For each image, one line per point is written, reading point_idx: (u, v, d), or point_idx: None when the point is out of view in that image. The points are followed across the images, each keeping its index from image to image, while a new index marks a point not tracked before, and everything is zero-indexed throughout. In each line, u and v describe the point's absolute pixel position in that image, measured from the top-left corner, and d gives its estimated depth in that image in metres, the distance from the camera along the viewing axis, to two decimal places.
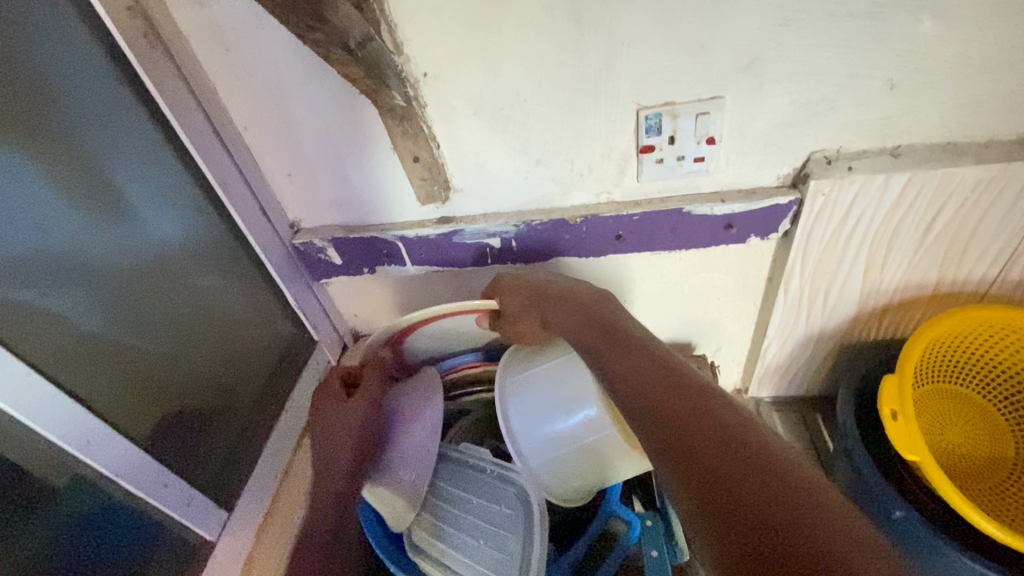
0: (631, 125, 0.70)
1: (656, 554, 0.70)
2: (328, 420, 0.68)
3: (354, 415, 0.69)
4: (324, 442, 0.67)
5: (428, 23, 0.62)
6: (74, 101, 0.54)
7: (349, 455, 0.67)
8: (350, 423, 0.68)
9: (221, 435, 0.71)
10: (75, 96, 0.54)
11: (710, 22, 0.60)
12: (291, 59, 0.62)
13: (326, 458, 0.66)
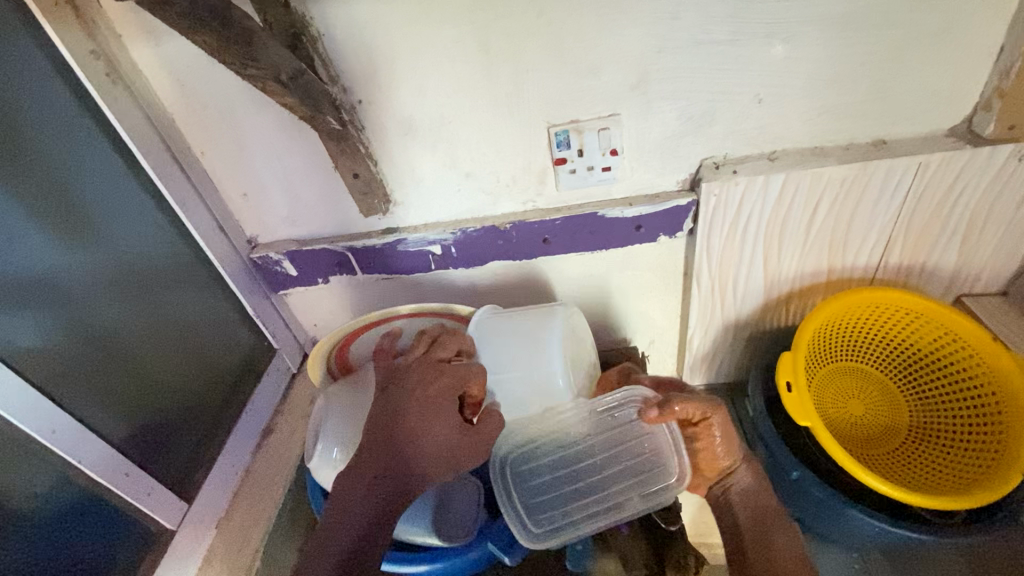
0: (545, 141, 0.77)
1: (580, 544, 0.75)
2: (408, 422, 0.66)
3: (428, 415, 0.67)
4: (397, 443, 0.65)
5: (357, 57, 0.69)
6: (44, 136, 0.65)
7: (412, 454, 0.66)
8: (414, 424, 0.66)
9: (190, 428, 0.83)
10: (46, 130, 0.65)
11: (599, 48, 0.68)
12: (244, 98, 0.73)
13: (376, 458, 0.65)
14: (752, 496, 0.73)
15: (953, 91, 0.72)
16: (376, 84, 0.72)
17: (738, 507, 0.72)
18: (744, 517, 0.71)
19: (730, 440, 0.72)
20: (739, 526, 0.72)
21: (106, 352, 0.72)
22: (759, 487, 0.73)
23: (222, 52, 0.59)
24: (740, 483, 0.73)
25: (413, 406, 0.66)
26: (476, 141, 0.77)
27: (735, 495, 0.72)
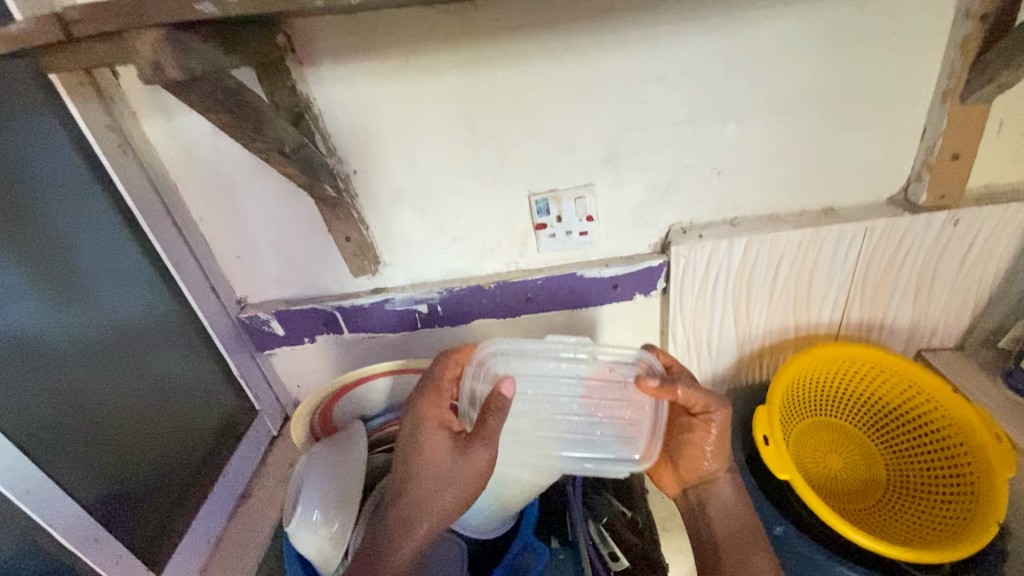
0: (526, 208, 0.83)
1: None
2: (421, 499, 0.63)
3: (444, 480, 0.63)
4: (406, 525, 0.62)
5: (354, 133, 0.76)
6: (54, 199, 0.67)
7: (427, 526, 0.63)
8: (427, 499, 0.63)
9: (159, 505, 0.79)
10: (57, 194, 0.67)
11: (572, 127, 0.76)
12: (245, 166, 0.79)
13: (388, 535, 0.62)
14: (725, 503, 0.74)
15: (887, 166, 0.81)
16: (370, 156, 0.78)
17: (713, 511, 0.74)
18: (714, 524, 0.73)
19: (718, 441, 0.72)
20: (710, 533, 0.73)
21: (77, 433, 0.69)
22: (735, 490, 0.75)
23: (232, 129, 0.62)
24: (716, 484, 0.75)
25: (428, 484, 0.63)
26: (462, 207, 0.83)
27: (710, 497, 0.74)
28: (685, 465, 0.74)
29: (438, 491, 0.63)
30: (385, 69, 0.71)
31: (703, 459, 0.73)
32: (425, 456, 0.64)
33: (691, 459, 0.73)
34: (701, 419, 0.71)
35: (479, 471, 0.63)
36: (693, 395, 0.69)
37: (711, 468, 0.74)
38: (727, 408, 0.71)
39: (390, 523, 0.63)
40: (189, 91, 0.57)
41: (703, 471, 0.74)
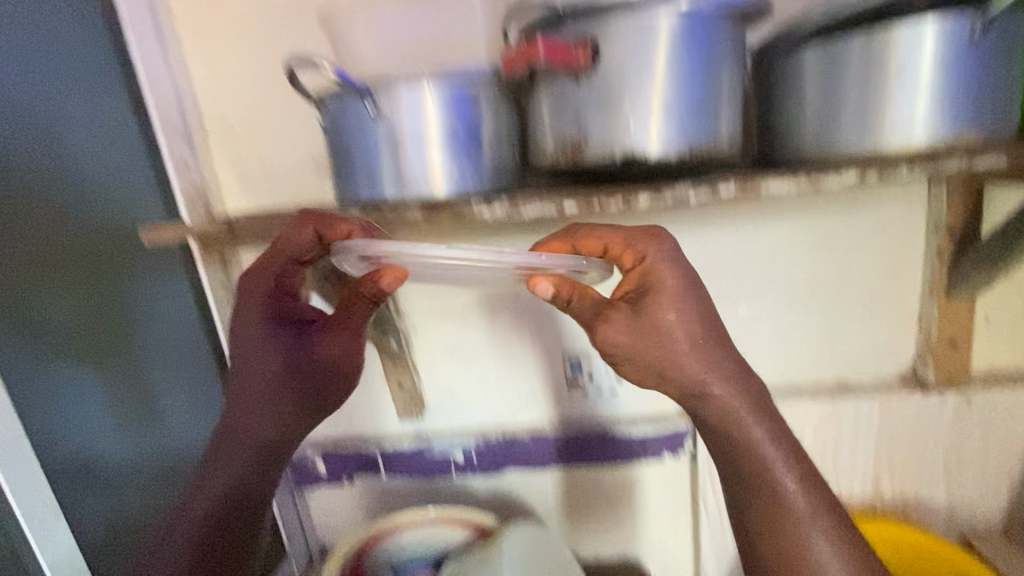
0: (561, 365, 0.93)
1: None
2: (240, 436, 0.67)
3: (283, 405, 0.67)
4: (231, 459, 0.67)
5: (417, 297, 0.91)
6: (157, 342, 0.84)
7: (249, 451, 0.67)
8: (245, 441, 0.67)
9: None
10: (161, 338, 0.85)
11: (603, 300, 0.89)
12: (324, 320, 0.92)
13: (215, 456, 0.67)
14: (792, 464, 0.58)
15: (896, 346, 0.89)
16: (428, 315, 0.92)
17: (770, 508, 0.57)
18: (771, 498, 0.57)
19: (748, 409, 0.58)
20: (781, 497, 0.57)
21: (125, 541, 0.78)
22: (801, 470, 0.59)
23: (330, 298, 0.75)
24: (770, 485, 0.58)
25: (244, 419, 0.67)
26: (504, 360, 0.94)
27: (754, 498, 0.58)
28: (730, 459, 0.58)
29: (259, 362, 0.65)
30: (449, 248, 0.88)
31: (734, 432, 0.57)
32: (265, 353, 0.65)
33: (732, 449, 0.59)
34: (661, 353, 0.55)
35: (333, 356, 0.65)
36: (617, 316, 0.55)
37: (756, 443, 0.58)
38: (671, 313, 0.55)
39: (207, 462, 0.67)
40: (313, 276, 0.71)
41: (742, 466, 0.58)
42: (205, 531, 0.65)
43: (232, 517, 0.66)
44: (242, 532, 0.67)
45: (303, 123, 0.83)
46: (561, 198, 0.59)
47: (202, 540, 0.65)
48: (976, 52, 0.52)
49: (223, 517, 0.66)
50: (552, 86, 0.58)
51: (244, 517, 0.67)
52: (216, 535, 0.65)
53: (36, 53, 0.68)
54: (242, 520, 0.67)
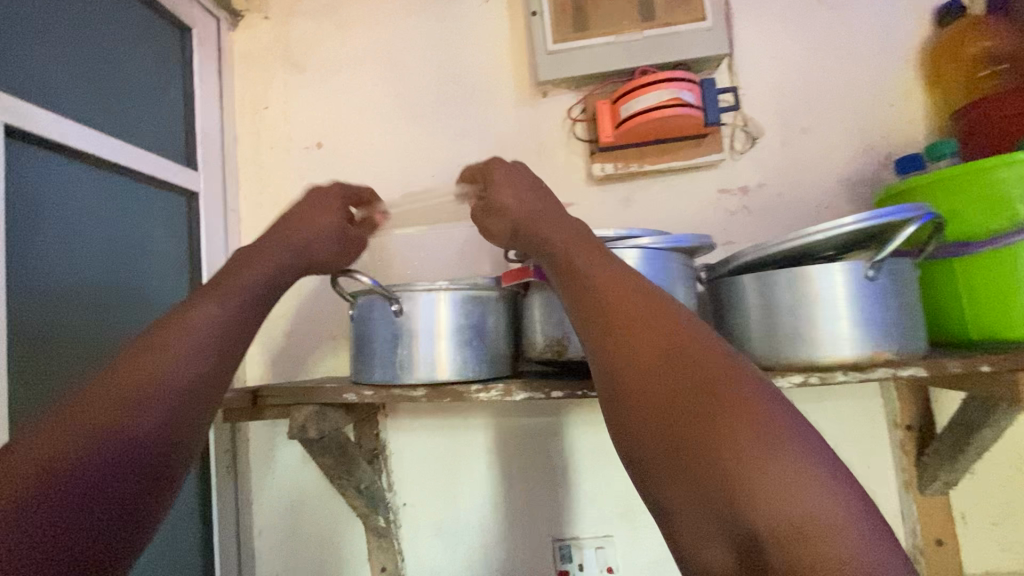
0: (552, 551, 0.93)
1: None
2: (158, 358, 0.47)
3: (218, 319, 0.53)
4: (140, 379, 0.45)
5: (411, 472, 0.95)
6: (178, 520, 0.89)
7: (175, 374, 0.47)
8: (168, 367, 0.47)
9: None
10: (181, 516, 0.89)
11: (592, 483, 0.92)
12: (318, 490, 0.99)
13: (114, 385, 0.44)
14: (756, 467, 0.35)
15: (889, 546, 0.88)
16: (420, 491, 0.95)
17: (716, 540, 0.36)
18: (719, 527, 0.35)
19: (677, 389, 0.41)
20: (736, 526, 0.35)
21: None
22: (771, 475, 0.35)
23: (329, 469, 0.79)
24: (716, 504, 0.36)
25: (169, 341, 0.49)
26: (490, 541, 0.94)
27: (691, 526, 0.37)
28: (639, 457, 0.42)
29: (328, 239, 0.71)
30: (445, 424, 0.95)
31: (643, 426, 0.42)
32: (329, 220, 0.72)
33: (627, 410, 0.43)
34: (548, 218, 0.60)
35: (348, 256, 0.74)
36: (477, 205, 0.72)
37: (692, 446, 0.38)
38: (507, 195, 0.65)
39: (86, 392, 0.43)
40: (316, 446, 0.75)
41: (661, 476, 0.39)
42: (75, 491, 0.38)
43: (118, 473, 0.41)
44: (124, 512, 0.41)
45: (328, 314, 1.02)
46: (550, 388, 0.67)
47: (101, 488, 0.40)
48: (876, 285, 0.66)
49: (112, 482, 0.40)
50: (542, 294, 0.71)
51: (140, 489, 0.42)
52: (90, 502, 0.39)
53: (134, 249, 0.85)
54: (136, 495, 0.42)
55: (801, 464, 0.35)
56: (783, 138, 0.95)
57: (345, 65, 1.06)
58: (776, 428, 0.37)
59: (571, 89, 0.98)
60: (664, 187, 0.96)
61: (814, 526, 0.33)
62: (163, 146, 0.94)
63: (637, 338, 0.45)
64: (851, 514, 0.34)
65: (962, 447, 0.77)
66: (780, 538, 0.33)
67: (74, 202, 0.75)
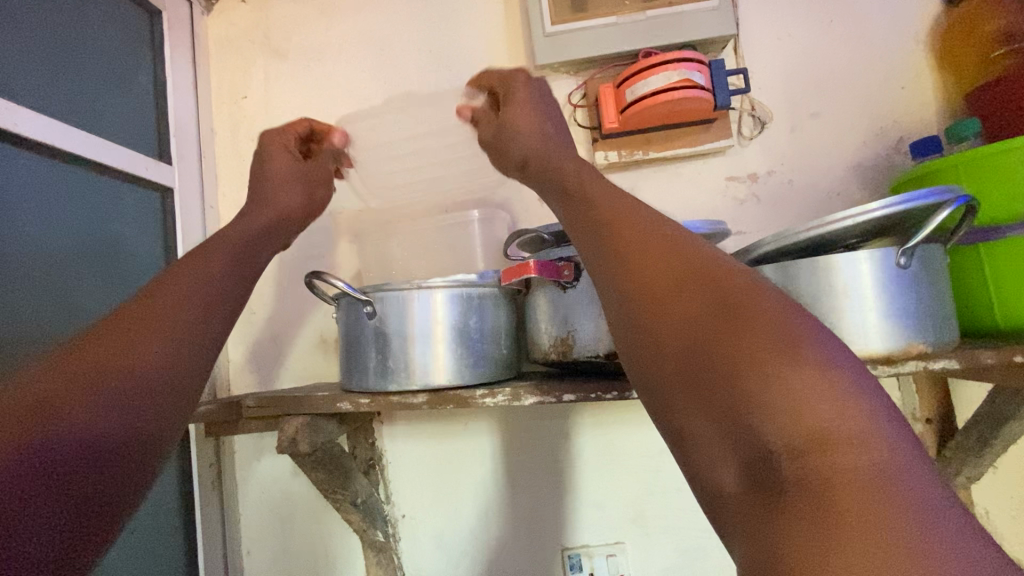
0: (560, 561, 0.88)
1: None
2: (150, 326, 0.45)
3: (191, 314, 0.49)
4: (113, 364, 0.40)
5: (410, 482, 0.90)
6: (159, 538, 0.82)
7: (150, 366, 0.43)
8: (142, 358, 0.42)
9: None
10: (161, 535, 0.83)
11: (602, 489, 0.88)
12: (310, 502, 0.93)
13: (79, 366, 0.39)
14: (784, 374, 0.30)
15: None
16: (420, 502, 0.90)
17: (725, 455, 0.31)
18: (728, 441, 0.31)
19: (689, 303, 0.35)
20: (751, 439, 0.30)
21: None
22: (801, 383, 0.30)
23: (322, 482, 0.73)
24: (725, 417, 0.31)
25: (162, 311, 0.47)
26: (495, 553, 0.89)
27: (698, 444, 0.32)
28: (646, 380, 0.36)
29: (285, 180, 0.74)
30: (444, 431, 0.90)
31: (647, 346, 0.36)
32: (283, 168, 0.75)
33: (632, 328, 0.38)
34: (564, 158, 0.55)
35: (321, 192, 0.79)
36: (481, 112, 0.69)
37: (707, 356, 0.33)
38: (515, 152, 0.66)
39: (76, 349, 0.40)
40: (307, 460, 0.69)
41: (668, 394, 0.34)
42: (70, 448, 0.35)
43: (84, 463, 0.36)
44: (117, 477, 0.38)
45: (316, 315, 0.96)
46: (561, 391, 0.62)
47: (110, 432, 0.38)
48: (907, 275, 0.62)
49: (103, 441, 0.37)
50: (547, 289, 0.66)
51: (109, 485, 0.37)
52: (50, 496, 0.33)
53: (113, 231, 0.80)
54: (115, 469, 0.38)
55: (834, 371, 0.30)
56: (793, 122, 0.91)
57: (329, 51, 0.99)
58: (805, 337, 0.32)
59: (571, 74, 0.94)
60: (670, 176, 0.91)
61: (844, 437, 0.28)
62: (132, 138, 0.87)
63: (648, 254, 0.39)
64: (890, 434, 0.29)
65: (986, 440, 0.74)
66: (801, 451, 0.28)
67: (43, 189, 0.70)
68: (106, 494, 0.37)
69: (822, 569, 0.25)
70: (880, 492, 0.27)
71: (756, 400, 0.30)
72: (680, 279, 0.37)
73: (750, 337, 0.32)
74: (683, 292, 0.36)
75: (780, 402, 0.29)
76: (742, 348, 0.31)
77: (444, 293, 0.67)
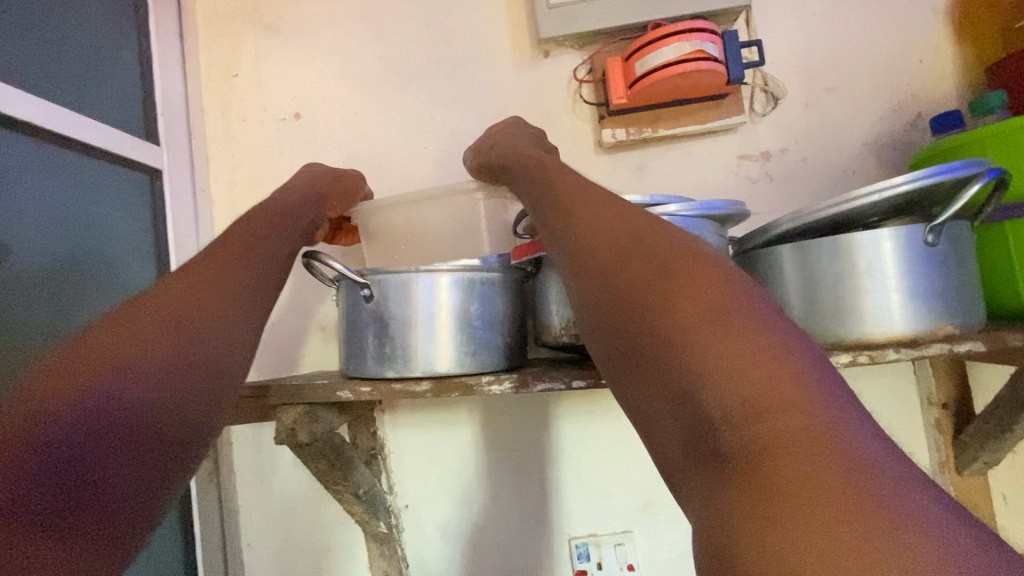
0: (567, 550, 0.87)
1: None
2: (187, 300, 0.47)
3: (214, 306, 0.49)
4: (126, 354, 0.41)
5: (413, 472, 0.88)
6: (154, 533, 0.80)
7: (169, 355, 0.43)
8: (178, 333, 0.44)
9: None
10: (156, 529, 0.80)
11: (609, 476, 0.86)
12: (311, 493, 0.91)
13: (104, 350, 0.40)
14: (723, 348, 0.34)
15: None
16: (423, 492, 0.88)
17: (675, 427, 0.34)
18: (677, 414, 0.34)
19: (648, 288, 0.39)
20: (691, 409, 0.33)
21: None
22: (737, 355, 0.33)
23: (324, 473, 0.71)
24: (674, 392, 0.35)
25: (190, 289, 0.49)
26: (501, 542, 0.88)
27: (655, 419, 0.36)
28: (615, 364, 0.41)
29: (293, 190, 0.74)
30: (447, 419, 0.87)
31: (615, 332, 0.41)
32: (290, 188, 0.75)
33: (602, 315, 0.42)
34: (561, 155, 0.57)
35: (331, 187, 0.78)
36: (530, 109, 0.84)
37: (661, 339, 0.37)
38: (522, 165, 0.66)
39: (125, 321, 0.43)
40: (307, 451, 0.67)
41: (631, 375, 0.39)
42: (133, 410, 0.39)
43: (121, 451, 0.37)
44: (181, 433, 0.41)
45: (314, 301, 0.93)
46: (572, 377, 0.59)
47: (167, 394, 0.41)
48: (934, 253, 0.59)
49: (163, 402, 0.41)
50: (557, 269, 0.64)
51: (150, 469, 0.38)
52: (105, 461, 0.36)
53: (106, 216, 0.78)
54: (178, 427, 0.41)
55: (777, 349, 0.34)
56: (807, 98, 0.88)
57: (322, 26, 0.95)
58: (752, 319, 0.35)
59: (576, 48, 0.90)
60: (680, 154, 0.88)
61: (778, 401, 0.31)
62: (118, 118, 0.83)
63: (618, 245, 0.43)
64: (827, 400, 0.31)
65: (1007, 424, 0.71)
66: (739, 418, 0.31)
67: (32, 173, 0.67)
68: (147, 478, 0.38)
69: (749, 521, 0.29)
70: (807, 447, 0.29)
71: (696, 375, 0.34)
72: (643, 267, 0.40)
73: (696, 320, 0.36)
74: (644, 279, 0.40)
75: (716, 375, 0.33)
76: (687, 331, 0.35)
77: (449, 276, 0.64)
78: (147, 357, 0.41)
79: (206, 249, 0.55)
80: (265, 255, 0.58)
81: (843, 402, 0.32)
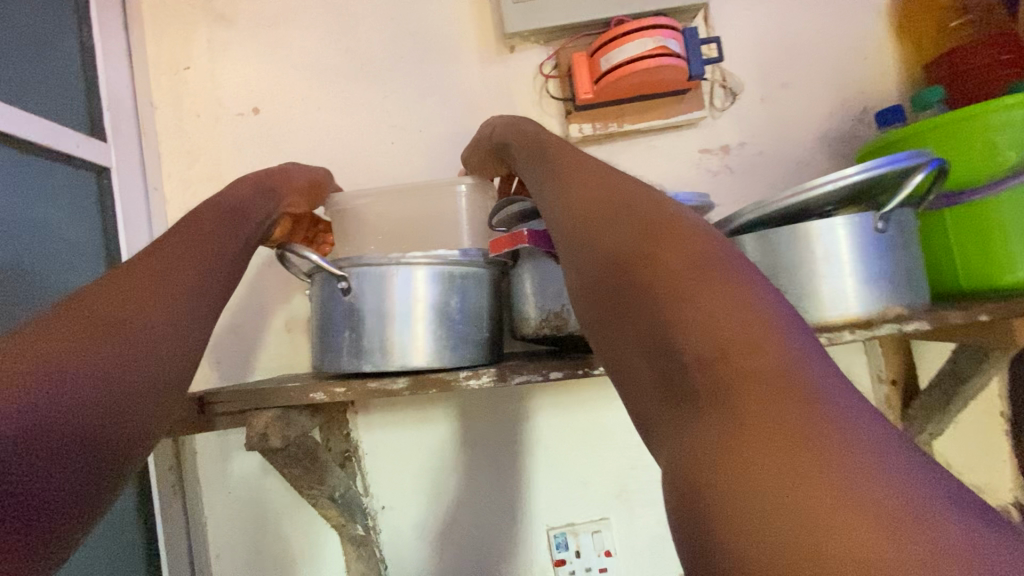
0: (545, 541, 0.88)
1: None
2: (133, 296, 0.45)
3: (166, 303, 0.46)
4: (69, 351, 0.37)
5: (390, 471, 0.87)
6: (115, 548, 0.76)
7: (123, 348, 0.41)
8: (128, 328, 0.42)
9: None
10: (117, 544, 0.77)
11: (585, 466, 0.87)
12: (282, 499, 0.89)
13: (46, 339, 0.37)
14: (696, 295, 0.34)
15: None
16: (399, 491, 0.87)
17: (648, 375, 0.34)
18: (651, 363, 0.34)
19: (624, 245, 0.39)
20: (667, 358, 0.33)
21: None
22: (710, 302, 0.33)
23: (297, 478, 0.69)
24: (649, 342, 0.34)
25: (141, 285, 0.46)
26: (479, 537, 0.88)
27: (628, 370, 0.36)
28: (590, 320, 0.40)
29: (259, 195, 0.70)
30: (422, 417, 0.87)
31: (591, 289, 0.40)
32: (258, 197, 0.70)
33: (580, 273, 0.42)
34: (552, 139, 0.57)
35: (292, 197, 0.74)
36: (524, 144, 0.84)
37: (636, 291, 0.36)
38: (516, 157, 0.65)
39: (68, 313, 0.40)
40: (279, 455, 0.65)
41: (606, 329, 0.38)
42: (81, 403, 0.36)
43: (69, 444, 0.34)
44: (128, 433, 0.39)
45: (280, 302, 0.90)
46: (548, 368, 0.60)
47: (117, 390, 0.39)
48: (884, 239, 0.63)
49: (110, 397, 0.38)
50: (535, 262, 0.64)
51: (94, 476, 0.36)
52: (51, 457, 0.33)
53: (52, 221, 0.74)
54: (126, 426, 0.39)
55: (750, 298, 0.33)
56: (763, 94, 0.92)
57: (280, 18, 0.92)
58: (728, 270, 0.35)
59: (541, 44, 0.90)
60: (644, 149, 0.90)
61: (749, 345, 0.31)
62: (59, 113, 0.78)
63: (596, 208, 0.43)
64: (798, 347, 0.31)
65: (950, 397, 0.77)
66: (712, 363, 0.31)
67: None
68: (91, 485, 0.35)
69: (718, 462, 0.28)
70: (779, 395, 0.29)
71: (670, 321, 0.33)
72: (620, 224, 0.40)
73: (669, 270, 0.35)
74: (622, 235, 0.40)
75: (689, 319, 0.33)
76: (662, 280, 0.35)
77: (426, 272, 0.63)
78: (94, 350, 0.39)
79: (145, 252, 0.52)
80: (222, 258, 0.56)
81: (813, 353, 0.32)
